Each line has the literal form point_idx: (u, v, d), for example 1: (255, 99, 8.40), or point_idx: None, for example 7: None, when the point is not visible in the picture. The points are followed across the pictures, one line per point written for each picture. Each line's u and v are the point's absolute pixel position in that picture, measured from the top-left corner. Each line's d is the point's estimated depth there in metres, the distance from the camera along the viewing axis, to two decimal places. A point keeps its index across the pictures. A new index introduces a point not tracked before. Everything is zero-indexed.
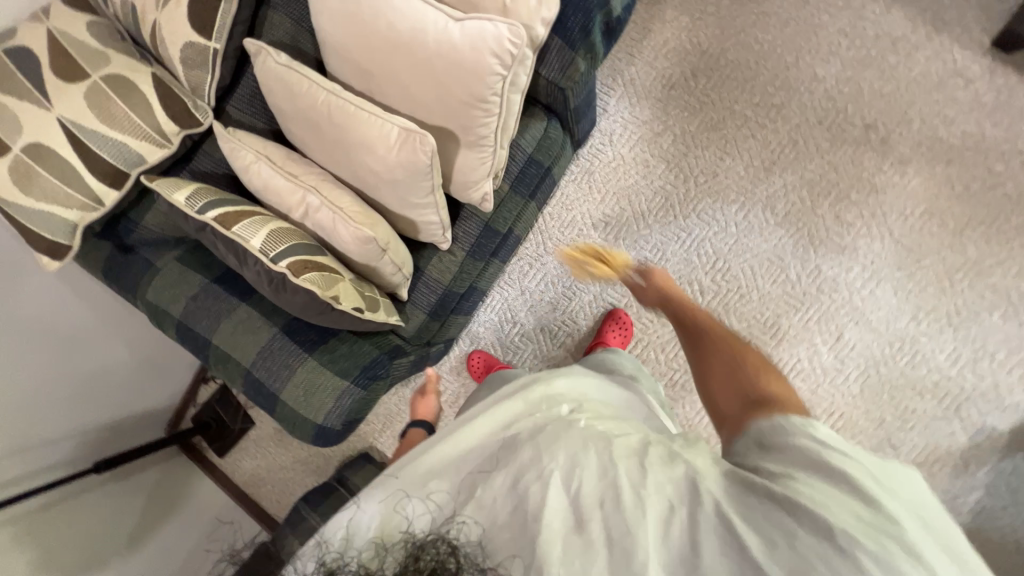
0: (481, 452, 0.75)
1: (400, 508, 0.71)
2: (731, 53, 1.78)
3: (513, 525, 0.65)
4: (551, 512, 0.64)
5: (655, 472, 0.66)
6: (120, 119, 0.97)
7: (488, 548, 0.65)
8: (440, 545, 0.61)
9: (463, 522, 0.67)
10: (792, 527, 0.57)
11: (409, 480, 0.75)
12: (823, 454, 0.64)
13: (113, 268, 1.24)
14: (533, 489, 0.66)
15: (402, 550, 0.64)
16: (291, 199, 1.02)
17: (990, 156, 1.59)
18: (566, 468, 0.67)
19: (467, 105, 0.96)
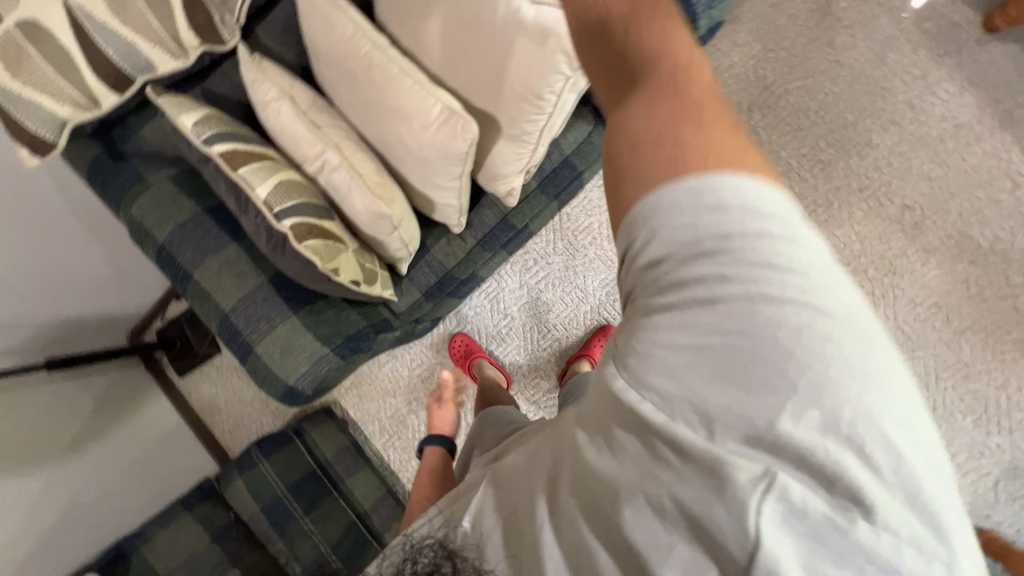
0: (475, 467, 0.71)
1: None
2: (793, 96, 1.69)
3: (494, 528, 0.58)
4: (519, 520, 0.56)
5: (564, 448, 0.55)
6: (133, 15, 0.85)
7: (483, 550, 0.58)
8: (435, 549, 0.60)
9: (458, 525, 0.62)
10: (706, 409, 0.43)
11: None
12: (744, 244, 0.44)
13: (100, 172, 1.14)
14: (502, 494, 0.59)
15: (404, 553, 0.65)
16: (308, 150, 0.94)
17: (1012, 266, 1.58)
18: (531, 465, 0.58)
19: (519, 99, 0.87)
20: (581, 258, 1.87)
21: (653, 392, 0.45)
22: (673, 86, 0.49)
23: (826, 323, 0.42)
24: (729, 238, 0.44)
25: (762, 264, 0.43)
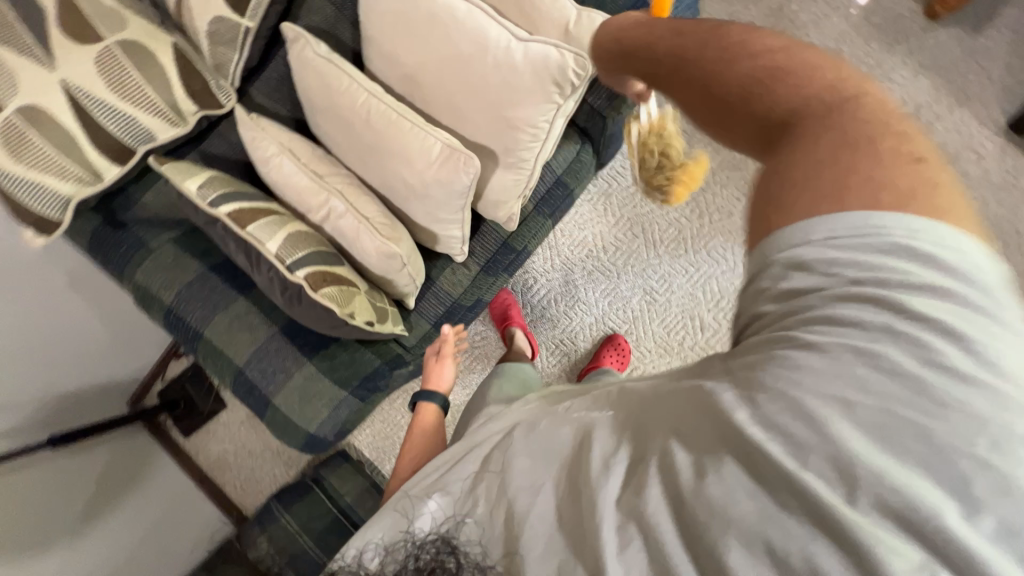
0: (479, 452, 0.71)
1: (402, 509, 0.71)
2: None
3: (501, 523, 0.62)
4: (533, 518, 0.59)
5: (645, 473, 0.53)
6: (134, 90, 0.87)
7: (485, 545, 0.63)
8: (439, 546, 0.64)
9: (465, 521, 0.65)
10: (859, 435, 0.41)
11: (414, 484, 0.75)
12: (912, 305, 0.41)
13: (100, 243, 1.14)
14: (518, 492, 0.62)
15: (403, 549, 0.67)
16: (313, 200, 0.96)
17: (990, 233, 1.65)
18: (571, 466, 0.60)
19: (513, 128, 0.91)
20: (579, 271, 1.90)
21: (798, 417, 0.43)
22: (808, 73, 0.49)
23: (1001, 390, 0.39)
24: (858, 263, 0.43)
25: (887, 292, 0.42)
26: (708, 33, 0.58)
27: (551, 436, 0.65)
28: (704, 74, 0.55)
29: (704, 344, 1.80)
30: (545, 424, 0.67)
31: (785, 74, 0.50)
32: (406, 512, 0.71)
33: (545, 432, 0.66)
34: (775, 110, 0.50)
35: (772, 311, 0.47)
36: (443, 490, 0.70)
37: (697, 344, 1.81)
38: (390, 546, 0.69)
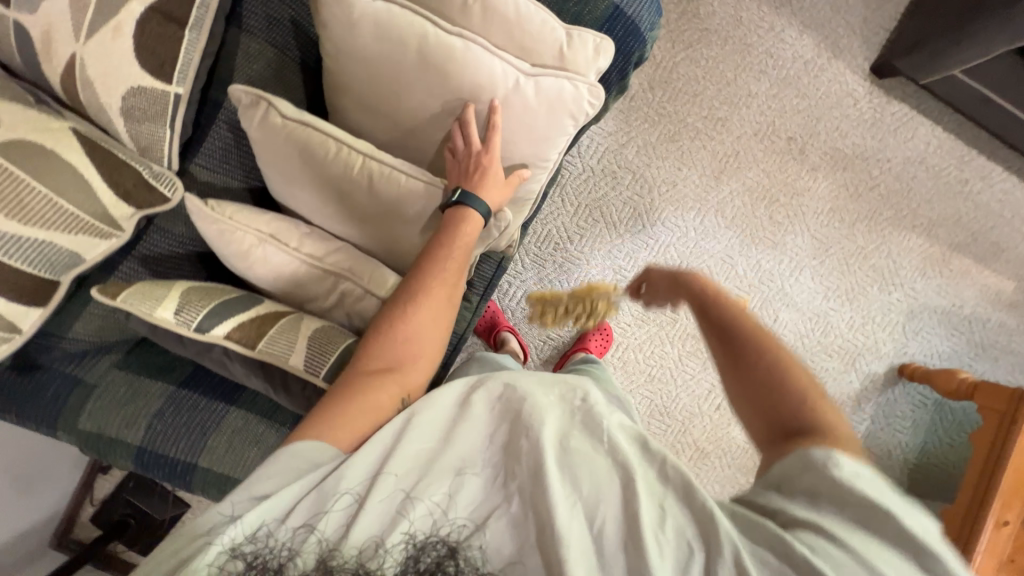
0: (511, 462, 0.63)
1: (400, 508, 0.60)
2: (682, 68, 1.92)
3: (532, 531, 0.59)
4: (576, 542, 0.57)
5: (674, 514, 0.59)
6: (38, 206, 0.65)
7: (488, 550, 0.59)
8: (439, 548, 0.57)
9: (480, 530, 0.60)
10: None
11: (409, 475, 0.62)
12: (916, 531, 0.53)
13: (13, 394, 0.87)
14: (557, 508, 0.58)
15: (404, 549, 0.57)
16: (318, 287, 0.83)
17: (870, 163, 2.01)
18: (619, 508, 0.59)
19: (524, 164, 0.85)
20: (552, 266, 1.89)
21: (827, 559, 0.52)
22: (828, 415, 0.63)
23: None
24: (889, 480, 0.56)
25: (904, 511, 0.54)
26: (752, 333, 0.72)
27: (585, 464, 0.62)
28: (763, 370, 0.69)
29: (675, 307, 1.93)
30: (575, 443, 0.64)
31: (816, 407, 0.64)
32: (402, 507, 0.60)
33: (579, 456, 0.63)
34: (801, 419, 0.64)
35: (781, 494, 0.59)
36: (460, 488, 0.62)
37: (669, 309, 1.93)
38: (386, 542, 0.57)
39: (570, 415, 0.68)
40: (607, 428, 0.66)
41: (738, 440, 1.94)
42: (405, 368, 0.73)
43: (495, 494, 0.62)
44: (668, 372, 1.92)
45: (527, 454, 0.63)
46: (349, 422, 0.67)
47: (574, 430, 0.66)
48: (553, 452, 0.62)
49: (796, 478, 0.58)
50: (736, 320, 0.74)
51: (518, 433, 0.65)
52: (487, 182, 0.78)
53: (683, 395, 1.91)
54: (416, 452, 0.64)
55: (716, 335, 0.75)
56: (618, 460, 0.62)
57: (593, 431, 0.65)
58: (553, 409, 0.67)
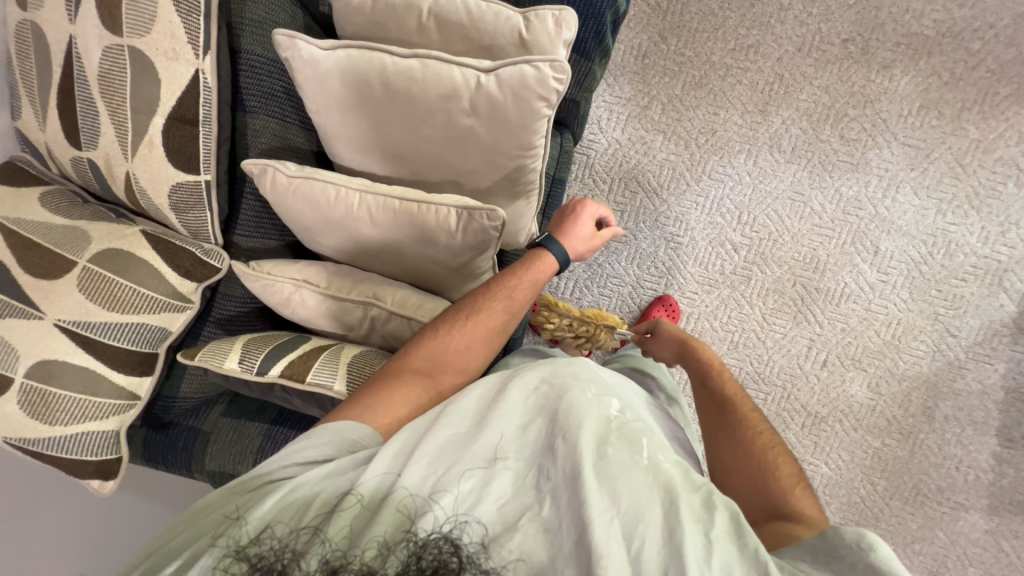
0: (546, 465, 0.64)
1: (404, 507, 0.60)
2: (693, 6, 1.75)
3: (570, 540, 0.58)
4: (613, 559, 0.55)
5: (721, 547, 0.57)
6: (128, 297, 0.81)
7: (509, 556, 0.57)
8: (442, 545, 0.54)
9: (506, 539, 0.59)
10: None
11: (434, 469, 0.64)
12: None
13: (156, 449, 1.08)
14: (595, 520, 0.57)
15: (405, 548, 0.55)
16: (352, 317, 0.91)
17: (964, 38, 1.63)
18: (660, 531, 0.58)
19: (511, 157, 0.85)
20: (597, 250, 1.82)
21: None
22: (805, 500, 0.70)
23: None
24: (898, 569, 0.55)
25: None
26: (745, 417, 0.85)
27: (625, 478, 0.62)
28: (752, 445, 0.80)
29: (745, 263, 1.74)
30: (615, 455, 0.64)
31: (793, 490, 0.71)
32: (423, 506, 0.60)
33: (619, 468, 0.62)
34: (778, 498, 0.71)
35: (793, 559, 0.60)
36: (491, 483, 0.62)
37: (738, 266, 1.74)
38: (391, 543, 0.56)
39: (607, 424, 0.68)
40: (646, 448, 0.67)
41: (861, 398, 1.67)
42: (438, 375, 0.82)
43: (524, 496, 0.62)
44: (753, 334, 1.72)
45: (564, 456, 0.63)
46: (390, 408, 0.75)
47: (604, 435, 0.66)
48: (590, 458, 0.62)
49: (818, 551, 0.59)
50: (732, 401, 0.88)
51: (555, 434, 0.66)
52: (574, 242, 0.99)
53: (776, 359, 1.70)
54: (445, 452, 0.65)
55: (714, 416, 0.87)
56: (660, 480, 0.63)
57: (624, 440, 0.66)
58: (595, 414, 0.69)
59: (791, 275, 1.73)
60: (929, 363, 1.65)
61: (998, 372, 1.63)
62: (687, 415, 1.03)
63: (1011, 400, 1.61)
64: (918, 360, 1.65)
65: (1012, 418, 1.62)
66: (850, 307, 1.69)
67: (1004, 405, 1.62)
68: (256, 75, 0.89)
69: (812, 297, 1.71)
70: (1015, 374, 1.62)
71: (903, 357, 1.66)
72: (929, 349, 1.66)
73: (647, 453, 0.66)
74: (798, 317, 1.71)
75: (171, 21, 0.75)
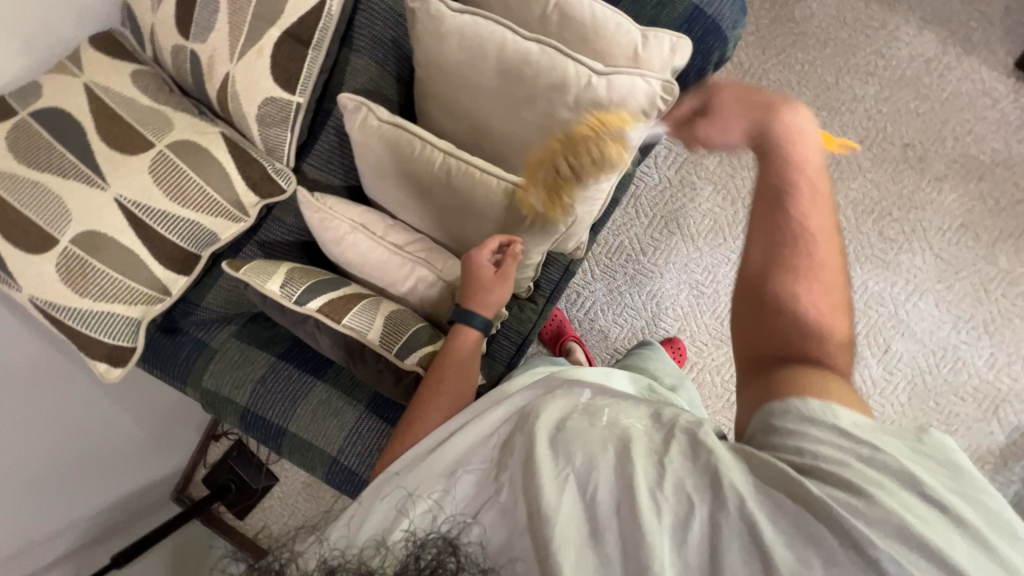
0: (507, 450, 0.64)
1: (400, 506, 0.62)
2: (773, 73, 1.78)
3: (524, 513, 0.57)
4: (565, 511, 0.55)
5: (675, 473, 0.56)
6: (193, 192, 0.81)
7: (486, 544, 0.57)
8: (440, 545, 0.54)
9: (473, 523, 0.58)
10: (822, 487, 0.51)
11: (413, 477, 0.65)
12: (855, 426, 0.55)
13: (158, 352, 1.07)
14: (547, 484, 0.57)
15: (404, 547, 0.56)
16: (396, 273, 0.91)
17: (1015, 172, 1.69)
18: (615, 473, 0.57)
19: (595, 162, 0.85)
20: (622, 277, 1.84)
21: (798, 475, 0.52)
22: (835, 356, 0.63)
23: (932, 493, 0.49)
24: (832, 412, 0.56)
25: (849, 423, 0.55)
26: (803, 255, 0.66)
27: (580, 440, 0.61)
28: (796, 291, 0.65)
29: None
30: (572, 425, 0.63)
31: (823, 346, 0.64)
32: (403, 507, 0.62)
33: (575, 435, 0.61)
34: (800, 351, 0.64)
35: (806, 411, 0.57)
36: (458, 481, 0.62)
37: None
38: (386, 542, 0.58)
39: (572, 407, 0.68)
40: (608, 412, 0.66)
41: None
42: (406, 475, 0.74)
43: (489, 485, 0.61)
44: None
45: (521, 440, 0.63)
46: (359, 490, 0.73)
47: (566, 413, 0.66)
48: (546, 434, 0.62)
49: (780, 414, 0.59)
50: (793, 229, 0.66)
51: (518, 426, 0.66)
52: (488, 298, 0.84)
53: None
54: (427, 458, 0.67)
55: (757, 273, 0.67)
56: (615, 430, 0.62)
57: (585, 412, 0.66)
58: (557, 398, 0.69)
59: None
60: None
61: None
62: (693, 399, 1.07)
63: None
64: None
65: None
66: None
67: None
68: (374, 18, 0.91)
69: None
70: None
71: None
72: None
73: (605, 416, 0.65)
74: None
75: None
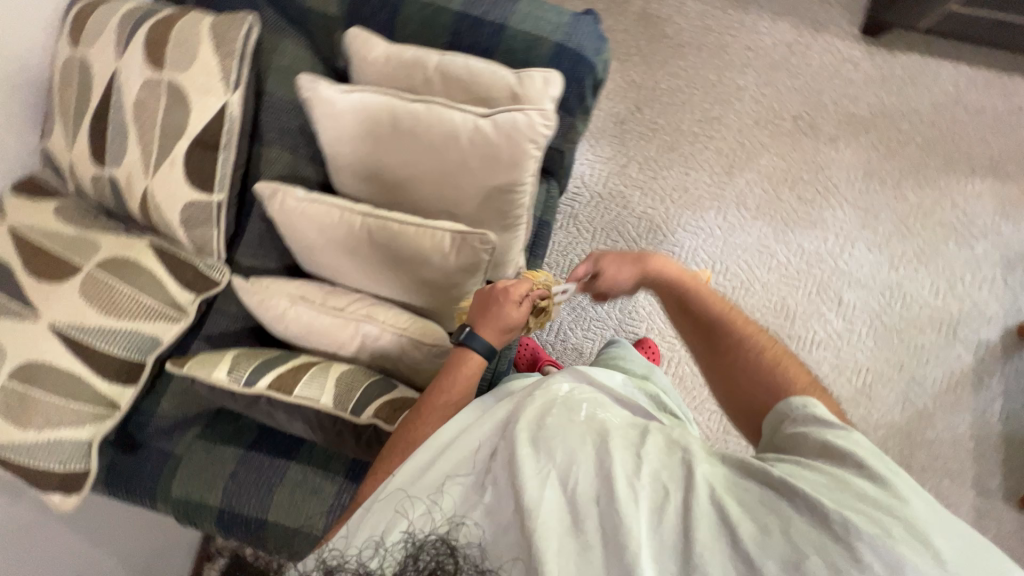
0: (489, 456, 0.69)
1: (399, 509, 0.67)
2: (663, 83, 1.97)
3: (510, 515, 0.63)
4: (546, 505, 0.61)
5: (649, 464, 0.62)
6: (126, 303, 0.84)
7: (486, 547, 0.62)
8: (439, 547, 0.60)
9: (465, 524, 0.64)
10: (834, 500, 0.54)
11: (412, 483, 0.70)
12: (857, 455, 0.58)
13: (122, 473, 1.05)
14: (529, 483, 0.62)
15: (402, 548, 0.62)
16: (342, 334, 0.93)
17: (895, 119, 1.88)
18: (592, 468, 0.62)
19: (504, 191, 0.94)
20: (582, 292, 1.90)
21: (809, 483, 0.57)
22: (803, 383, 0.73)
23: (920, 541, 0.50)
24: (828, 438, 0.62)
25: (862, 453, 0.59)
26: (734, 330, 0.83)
27: (561, 437, 0.66)
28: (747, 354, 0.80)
29: None
30: (552, 422, 0.69)
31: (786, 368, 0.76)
32: (402, 508, 0.67)
33: (556, 432, 0.67)
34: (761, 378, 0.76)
35: (805, 420, 0.65)
36: (443, 488, 0.67)
37: None
38: (386, 543, 0.64)
39: (550, 402, 0.73)
40: (586, 408, 0.72)
41: None
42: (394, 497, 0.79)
43: (474, 490, 0.66)
44: None
45: (503, 449, 0.68)
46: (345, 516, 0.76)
47: (545, 410, 0.71)
48: (527, 436, 0.67)
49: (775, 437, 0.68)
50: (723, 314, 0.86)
51: (498, 432, 0.71)
52: (494, 329, 0.86)
53: None
54: (421, 466, 0.72)
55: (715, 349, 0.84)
56: (595, 426, 0.68)
57: (564, 407, 0.72)
58: (535, 398, 0.74)
59: (764, 322, 1.84)
60: (900, 411, 1.76)
61: (965, 422, 1.76)
62: (664, 382, 1.13)
63: (982, 450, 1.73)
64: (889, 408, 1.76)
65: (986, 468, 1.73)
66: (821, 353, 1.80)
67: (976, 455, 1.74)
68: (277, 114, 1.01)
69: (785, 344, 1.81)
70: (980, 424, 1.76)
71: (876, 404, 1.77)
72: (899, 397, 1.77)
73: (579, 411, 0.71)
74: None
75: (208, 63, 0.85)
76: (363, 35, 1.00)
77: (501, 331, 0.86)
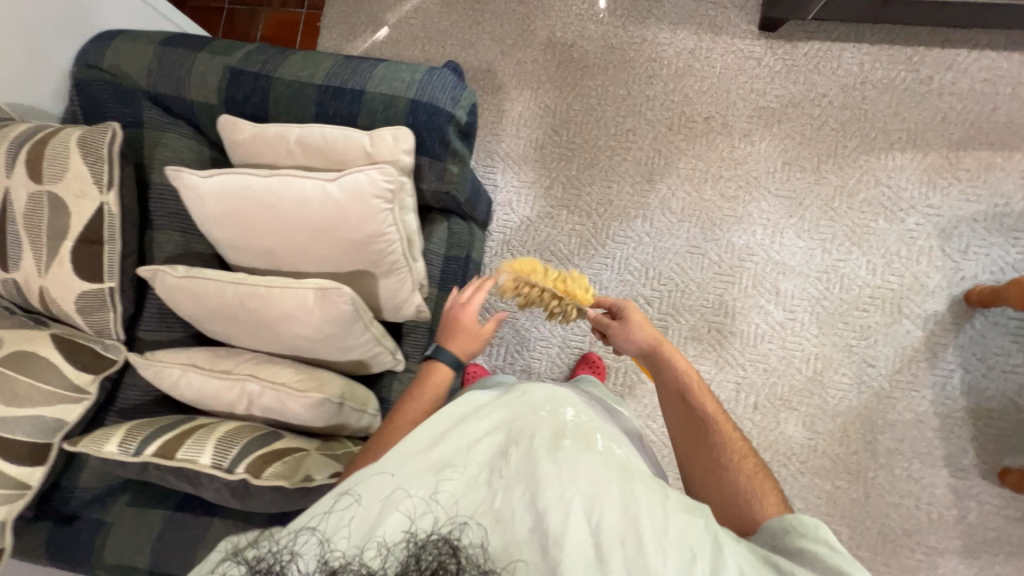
0: (499, 464, 0.71)
1: (394, 502, 0.67)
2: (576, 104, 2.05)
3: (526, 530, 0.64)
4: (573, 539, 0.62)
5: (676, 516, 0.66)
6: (27, 391, 0.93)
7: (486, 549, 0.63)
8: (441, 546, 0.61)
9: (469, 526, 0.65)
10: None
11: (410, 479, 0.69)
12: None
13: (61, 544, 1.13)
14: (554, 508, 0.64)
15: (404, 548, 0.62)
16: (230, 395, 1.00)
17: (805, 106, 1.90)
18: (619, 507, 0.65)
19: (366, 243, 1.02)
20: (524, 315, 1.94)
21: None
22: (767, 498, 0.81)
23: None
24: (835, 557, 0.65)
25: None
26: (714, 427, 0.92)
27: (582, 463, 0.69)
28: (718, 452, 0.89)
29: (659, 315, 1.85)
30: (571, 448, 0.72)
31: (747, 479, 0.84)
32: (396, 501, 0.67)
33: (575, 455, 0.70)
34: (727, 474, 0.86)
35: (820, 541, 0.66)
36: (446, 485, 0.69)
37: (654, 319, 1.85)
38: (387, 544, 0.63)
39: (565, 427, 0.77)
40: (600, 441, 0.78)
41: (801, 438, 1.71)
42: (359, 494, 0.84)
43: (481, 493, 0.68)
44: None
45: (520, 460, 0.70)
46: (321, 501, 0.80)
47: (560, 433, 0.75)
48: (550, 453, 0.70)
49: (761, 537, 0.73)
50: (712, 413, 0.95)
51: (511, 441, 0.73)
52: (461, 343, 1.04)
53: None
54: (425, 459, 0.72)
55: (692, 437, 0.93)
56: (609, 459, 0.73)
57: (578, 436, 0.76)
58: (547, 420, 0.78)
59: (705, 321, 1.84)
60: (856, 396, 1.72)
61: (926, 399, 1.70)
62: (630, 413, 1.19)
63: (949, 427, 1.67)
64: (845, 394, 1.72)
65: (955, 445, 1.67)
66: (765, 347, 1.78)
67: (943, 432, 1.67)
68: (164, 200, 1.13)
69: (728, 341, 1.80)
70: (943, 399, 1.69)
71: (830, 392, 1.73)
72: (852, 381, 1.73)
73: (594, 443, 0.76)
74: (719, 361, 1.78)
75: (80, 171, 0.98)
76: (232, 121, 1.11)
77: (467, 344, 1.04)
